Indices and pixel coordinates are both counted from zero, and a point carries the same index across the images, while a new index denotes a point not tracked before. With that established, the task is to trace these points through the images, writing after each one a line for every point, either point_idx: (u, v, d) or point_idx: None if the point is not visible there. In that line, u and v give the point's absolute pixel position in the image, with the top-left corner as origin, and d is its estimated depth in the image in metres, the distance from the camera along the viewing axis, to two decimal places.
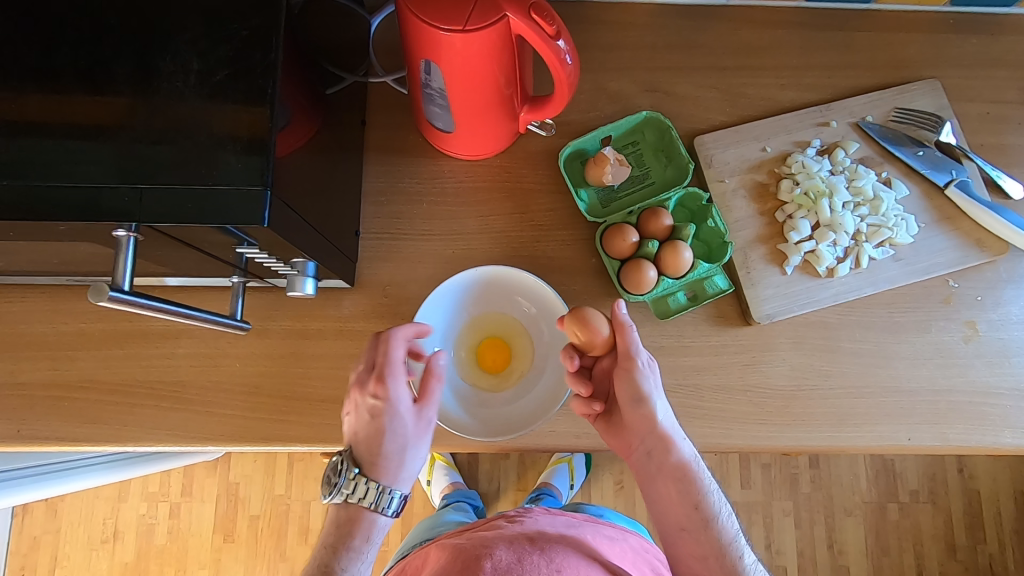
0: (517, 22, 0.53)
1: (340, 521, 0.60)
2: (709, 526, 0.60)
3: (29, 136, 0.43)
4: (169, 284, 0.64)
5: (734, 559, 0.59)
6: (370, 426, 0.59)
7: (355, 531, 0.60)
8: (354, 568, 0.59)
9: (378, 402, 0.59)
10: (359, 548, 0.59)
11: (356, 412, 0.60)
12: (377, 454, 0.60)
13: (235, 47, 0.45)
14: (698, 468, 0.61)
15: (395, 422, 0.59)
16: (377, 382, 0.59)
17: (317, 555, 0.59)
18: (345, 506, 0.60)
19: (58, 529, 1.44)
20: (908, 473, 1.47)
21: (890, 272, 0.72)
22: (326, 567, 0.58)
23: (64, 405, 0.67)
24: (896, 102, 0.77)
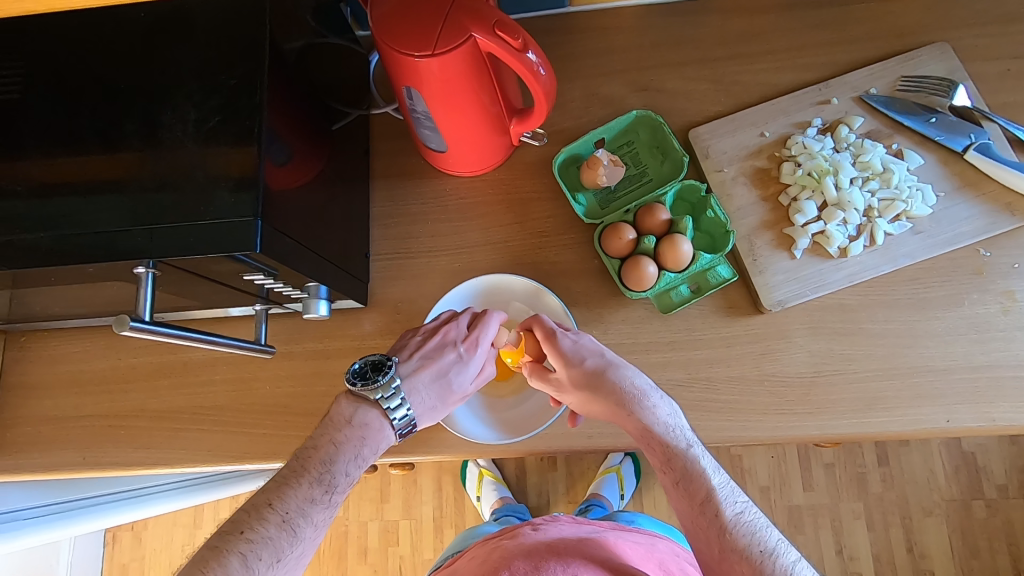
0: (483, 40, 0.56)
1: (352, 421, 0.59)
2: (688, 485, 0.55)
3: (61, 193, 0.50)
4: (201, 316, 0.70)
5: (718, 517, 0.53)
6: (434, 367, 0.64)
7: (367, 437, 0.59)
8: (356, 471, 0.58)
9: (463, 355, 0.65)
10: (365, 454, 0.59)
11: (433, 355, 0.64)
12: (423, 394, 0.63)
13: (225, 95, 0.51)
14: (665, 428, 0.58)
15: (458, 375, 0.64)
16: (471, 338, 0.65)
17: (320, 448, 0.58)
18: (361, 408, 0.60)
19: (143, 556, 1.56)
20: (992, 467, 1.36)
21: (910, 246, 0.69)
22: (329, 462, 0.57)
23: (121, 433, 0.75)
24: (902, 71, 0.74)
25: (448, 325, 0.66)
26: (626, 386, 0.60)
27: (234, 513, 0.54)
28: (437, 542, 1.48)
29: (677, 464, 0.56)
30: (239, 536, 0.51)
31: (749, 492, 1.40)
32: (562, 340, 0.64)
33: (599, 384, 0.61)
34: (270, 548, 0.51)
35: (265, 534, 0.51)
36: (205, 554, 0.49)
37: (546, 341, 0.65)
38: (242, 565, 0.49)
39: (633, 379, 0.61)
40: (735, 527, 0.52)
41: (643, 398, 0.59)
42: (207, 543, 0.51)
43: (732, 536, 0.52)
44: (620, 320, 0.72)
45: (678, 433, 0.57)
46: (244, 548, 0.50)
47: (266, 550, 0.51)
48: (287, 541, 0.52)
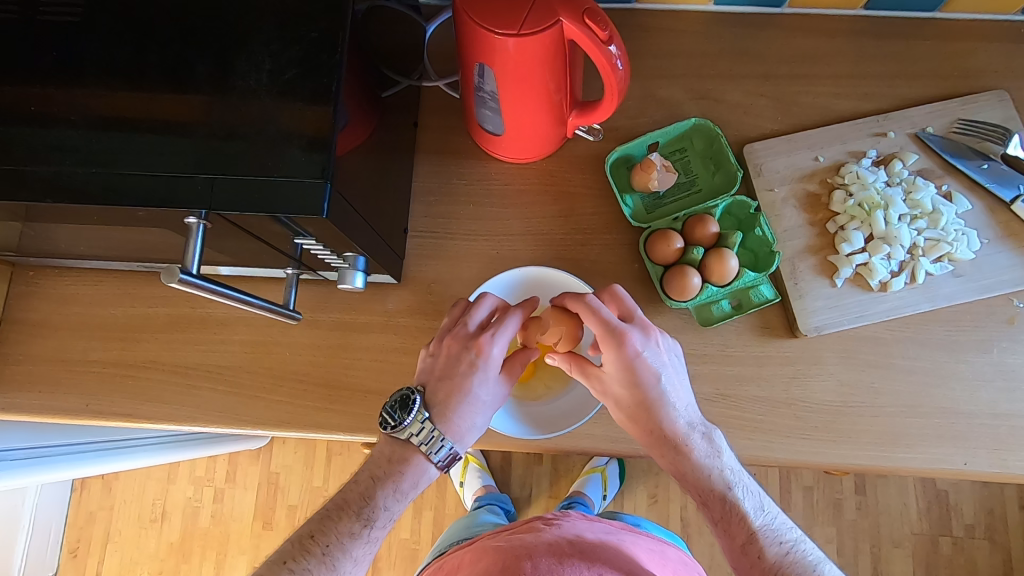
0: (570, 27, 0.54)
1: (391, 459, 0.62)
2: (732, 524, 0.60)
3: (119, 128, 0.47)
4: (229, 272, 0.68)
5: (762, 555, 0.59)
6: (454, 386, 0.62)
7: (406, 473, 0.61)
8: (395, 506, 0.61)
9: (480, 364, 0.62)
10: (404, 490, 0.62)
11: (449, 370, 0.62)
12: (453, 416, 0.62)
13: (303, 48, 0.48)
14: (712, 470, 0.61)
15: (481, 383, 0.62)
16: (483, 344, 0.62)
17: (361, 484, 0.61)
18: (402, 446, 0.62)
19: (111, 506, 1.52)
20: (963, 506, 1.39)
21: (949, 288, 0.70)
22: (369, 497, 0.60)
23: (130, 383, 0.72)
24: (960, 113, 0.75)
25: (459, 334, 0.63)
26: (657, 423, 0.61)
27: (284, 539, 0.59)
28: (415, 523, 1.48)
29: (721, 505, 0.61)
30: (283, 565, 0.56)
31: None
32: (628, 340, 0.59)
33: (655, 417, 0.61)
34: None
35: (306, 566, 0.56)
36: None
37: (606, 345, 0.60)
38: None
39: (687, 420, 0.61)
40: (780, 566, 0.58)
41: (686, 440, 0.61)
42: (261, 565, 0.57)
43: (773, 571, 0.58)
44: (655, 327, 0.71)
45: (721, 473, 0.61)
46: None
47: None
48: (325, 574, 0.57)
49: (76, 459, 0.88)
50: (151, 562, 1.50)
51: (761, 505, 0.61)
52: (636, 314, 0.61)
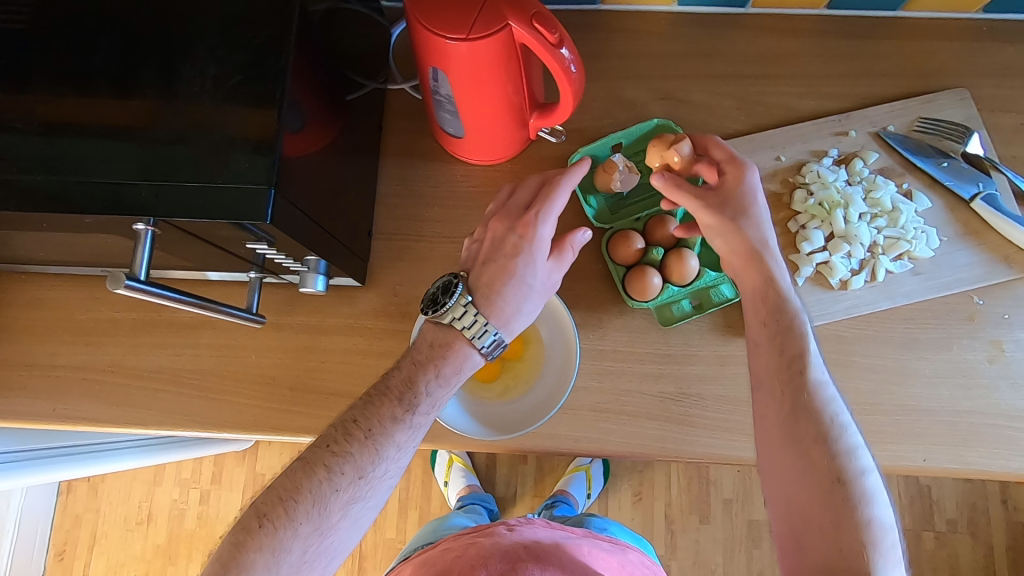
0: (519, 30, 0.54)
1: (435, 346, 0.59)
2: (811, 421, 0.53)
3: (65, 135, 0.47)
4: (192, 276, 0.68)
5: (846, 487, 0.51)
6: (500, 269, 0.60)
7: (450, 359, 0.59)
8: (438, 392, 0.58)
9: (526, 246, 0.60)
10: (448, 380, 0.59)
11: (496, 251, 0.61)
12: (495, 302, 0.60)
13: (250, 54, 0.48)
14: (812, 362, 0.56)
15: (525, 266, 0.60)
16: (529, 226, 0.60)
17: (406, 372, 0.58)
18: (448, 333, 0.59)
19: (98, 509, 1.52)
20: (945, 501, 1.40)
21: (908, 286, 0.70)
22: (413, 383, 0.58)
23: (96, 387, 0.72)
24: (921, 111, 0.75)
25: (507, 219, 0.62)
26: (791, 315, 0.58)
27: (330, 428, 0.57)
28: (400, 523, 1.48)
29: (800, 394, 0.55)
30: (327, 453, 0.54)
31: (712, 503, 1.43)
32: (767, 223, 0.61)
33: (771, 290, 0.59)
34: (353, 464, 0.54)
35: (351, 450, 0.55)
36: (299, 466, 0.54)
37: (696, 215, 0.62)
38: (328, 481, 0.54)
39: (804, 343, 0.57)
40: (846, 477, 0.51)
41: (800, 332, 0.57)
42: (306, 452, 0.55)
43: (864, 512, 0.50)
44: (618, 328, 0.72)
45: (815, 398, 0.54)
46: (330, 463, 0.54)
47: (348, 464, 0.54)
48: (369, 461, 0.55)
49: (48, 464, 0.88)
50: (138, 564, 1.50)
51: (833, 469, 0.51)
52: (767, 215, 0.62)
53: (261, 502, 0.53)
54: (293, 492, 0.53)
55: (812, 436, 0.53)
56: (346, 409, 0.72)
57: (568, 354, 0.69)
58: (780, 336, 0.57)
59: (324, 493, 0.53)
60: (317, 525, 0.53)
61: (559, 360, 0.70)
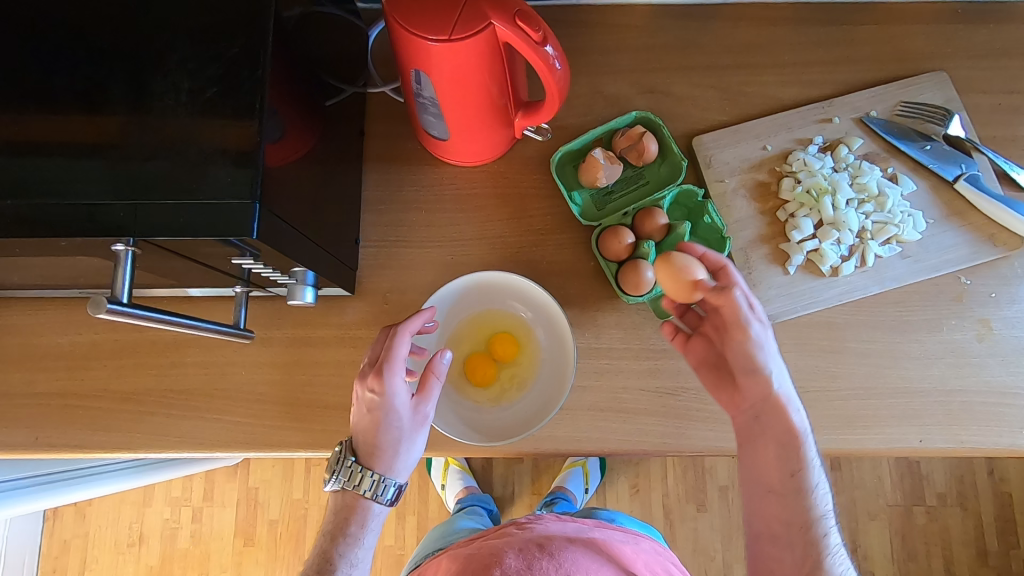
0: (502, 29, 0.53)
1: (336, 510, 0.63)
2: (788, 476, 0.58)
3: (31, 157, 0.45)
4: (173, 294, 0.66)
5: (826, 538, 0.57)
6: (367, 424, 0.60)
7: (352, 518, 0.62)
8: (354, 552, 0.61)
9: (383, 401, 0.59)
10: (357, 534, 0.62)
11: (361, 405, 0.60)
12: (376, 452, 0.61)
13: (224, 64, 0.47)
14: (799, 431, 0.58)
15: (389, 418, 0.59)
16: (377, 379, 0.58)
17: (322, 543, 0.62)
18: (345, 497, 0.62)
19: (86, 533, 1.49)
20: (934, 476, 1.43)
21: (897, 269, 0.71)
22: (327, 556, 0.61)
23: (79, 413, 0.70)
24: (902, 95, 0.76)
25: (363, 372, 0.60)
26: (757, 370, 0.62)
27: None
28: (399, 530, 1.47)
29: (787, 451, 0.58)
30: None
31: (709, 490, 1.44)
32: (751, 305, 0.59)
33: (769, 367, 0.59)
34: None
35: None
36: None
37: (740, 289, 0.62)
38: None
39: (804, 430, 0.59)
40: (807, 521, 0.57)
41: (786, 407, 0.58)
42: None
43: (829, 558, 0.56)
44: (613, 325, 0.71)
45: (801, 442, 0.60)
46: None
47: None
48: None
49: (19, 497, 0.84)
50: None
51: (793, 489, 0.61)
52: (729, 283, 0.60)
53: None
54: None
55: (778, 491, 0.58)
56: (342, 421, 0.70)
57: (565, 354, 0.69)
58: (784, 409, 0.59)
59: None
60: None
61: (555, 361, 0.70)
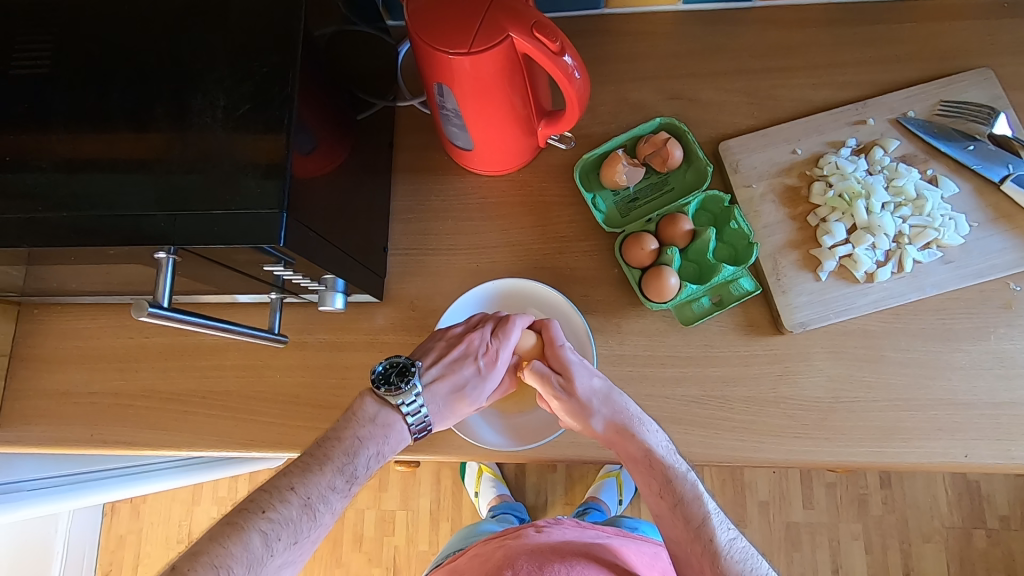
0: (520, 41, 0.55)
1: (376, 419, 0.62)
2: (683, 512, 0.57)
3: (86, 172, 0.49)
4: (243, 300, 0.70)
5: (712, 543, 0.56)
6: (454, 378, 0.65)
7: (389, 436, 0.62)
8: (374, 465, 0.61)
9: (485, 371, 0.66)
10: (383, 450, 0.62)
11: (459, 364, 0.66)
12: (437, 401, 0.65)
13: (257, 82, 0.50)
14: (665, 457, 0.60)
15: (474, 389, 0.66)
16: (492, 351, 0.67)
17: (344, 439, 0.60)
18: (382, 408, 0.62)
19: (140, 529, 1.56)
20: (996, 497, 1.34)
21: (939, 275, 0.68)
22: (352, 455, 0.60)
23: (130, 412, 0.75)
24: (942, 95, 0.73)
25: (481, 336, 0.67)
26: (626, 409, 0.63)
27: (255, 491, 0.56)
28: (432, 535, 1.48)
29: (669, 491, 0.59)
30: (260, 515, 0.53)
31: (748, 506, 1.38)
32: (566, 352, 0.65)
33: (596, 405, 0.62)
34: (289, 527, 0.54)
35: (285, 517, 0.54)
36: (227, 530, 0.52)
37: (553, 346, 0.66)
38: (264, 544, 0.53)
39: (676, 465, 0.60)
40: (698, 536, 0.56)
41: (636, 434, 0.61)
42: (221, 519, 0.53)
43: (724, 562, 0.55)
44: (637, 332, 0.71)
45: (674, 460, 0.60)
46: (265, 527, 0.53)
47: (286, 530, 0.54)
48: (306, 523, 0.56)
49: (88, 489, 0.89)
50: None
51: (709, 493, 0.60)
52: (559, 342, 0.66)
53: (173, 563, 0.50)
54: (218, 557, 0.50)
55: (674, 515, 0.58)
56: None
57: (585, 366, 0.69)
58: (614, 435, 0.62)
59: (260, 555, 0.52)
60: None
61: None
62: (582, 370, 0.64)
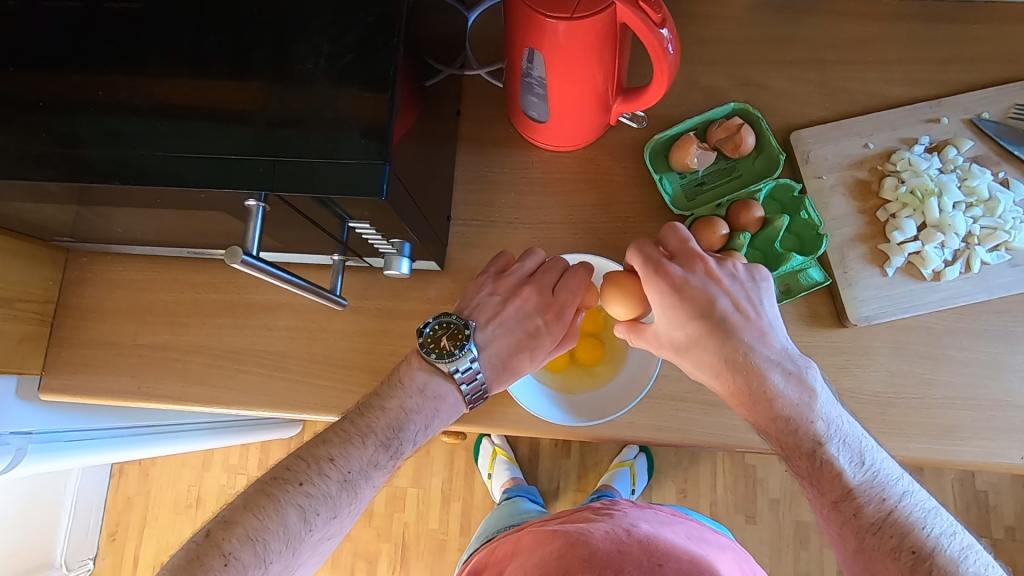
0: (623, 9, 0.54)
1: (425, 391, 0.62)
2: (825, 476, 0.53)
3: (182, 112, 0.48)
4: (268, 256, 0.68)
5: (862, 518, 0.51)
6: (515, 338, 0.66)
7: (439, 408, 0.63)
8: (420, 439, 0.62)
9: (548, 330, 0.67)
10: (432, 423, 0.63)
11: (515, 324, 0.66)
12: (499, 363, 0.66)
13: (362, 32, 0.49)
14: (805, 411, 0.54)
15: (538, 349, 0.67)
16: (553, 310, 0.67)
17: (389, 411, 0.61)
18: (432, 379, 0.63)
19: (148, 492, 1.54)
20: (1002, 507, 1.35)
21: (1006, 278, 0.68)
22: (396, 429, 0.60)
23: (180, 367, 0.74)
24: (1017, 98, 0.72)
25: (538, 292, 0.67)
26: (746, 352, 0.56)
27: (292, 461, 0.58)
28: (443, 514, 1.48)
29: (809, 455, 0.54)
30: (298, 488, 0.55)
31: (759, 502, 1.39)
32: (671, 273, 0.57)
33: (717, 339, 0.56)
34: (328, 502, 0.56)
35: (324, 490, 0.56)
36: (263, 500, 0.54)
37: (648, 277, 0.58)
38: (302, 519, 0.55)
39: (818, 425, 0.54)
40: (846, 505, 0.52)
41: (763, 377, 0.55)
42: (256, 486, 0.56)
43: (875, 538, 0.50)
44: None
45: (812, 422, 0.54)
46: (303, 501, 0.55)
47: (325, 504, 0.56)
48: (345, 498, 0.57)
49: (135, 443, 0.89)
50: None
51: (863, 458, 0.53)
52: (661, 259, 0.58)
53: (208, 533, 0.52)
54: (253, 530, 0.53)
55: (813, 478, 0.53)
56: None
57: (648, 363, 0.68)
58: (738, 377, 0.56)
59: (299, 528, 0.54)
60: (289, 562, 0.54)
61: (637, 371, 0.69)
62: (695, 294, 0.57)
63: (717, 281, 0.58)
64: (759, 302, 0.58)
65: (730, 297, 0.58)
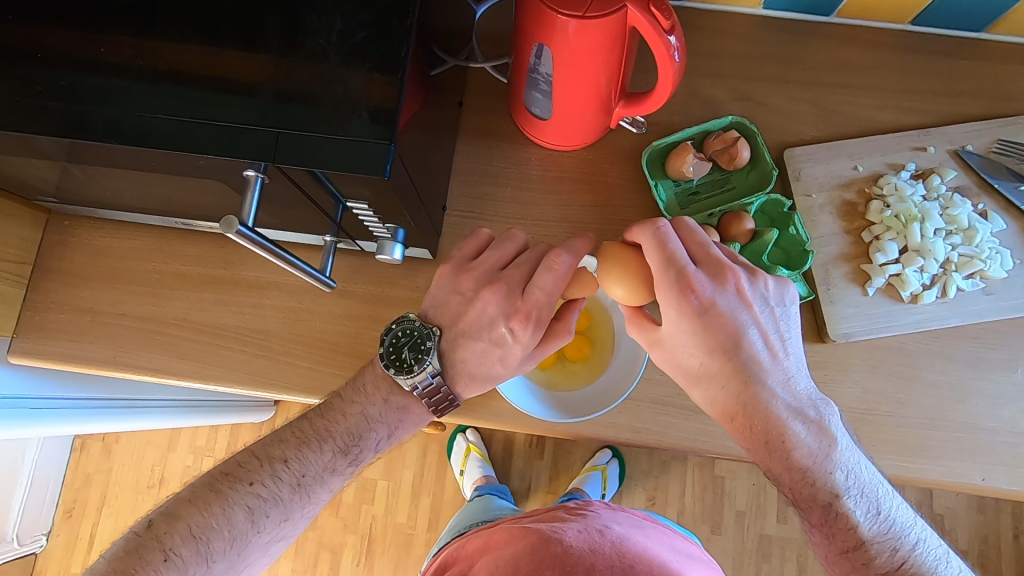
0: (634, 13, 0.54)
1: (389, 400, 0.64)
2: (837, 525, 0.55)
3: (187, 76, 0.47)
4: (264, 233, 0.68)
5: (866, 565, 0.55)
6: (478, 344, 0.62)
7: (406, 419, 0.64)
8: (379, 447, 0.64)
9: (515, 335, 0.60)
10: (394, 432, 0.64)
11: (479, 327, 0.61)
12: (463, 370, 0.64)
13: (376, 11, 0.48)
14: (825, 461, 0.55)
15: (509, 354, 0.61)
16: (519, 314, 0.59)
17: (349, 418, 0.63)
18: (392, 391, 0.63)
19: (109, 470, 1.50)
20: (957, 532, 1.38)
21: (979, 305, 0.70)
22: (354, 438, 0.62)
23: (158, 339, 0.72)
24: (1001, 133, 0.75)
25: (500, 293, 0.60)
26: (768, 394, 0.54)
27: (247, 457, 0.61)
28: (412, 508, 1.47)
29: (824, 506, 0.55)
30: (248, 488, 0.59)
31: (725, 514, 1.41)
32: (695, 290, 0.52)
33: (737, 374, 0.54)
34: (279, 504, 0.60)
35: (274, 492, 0.60)
36: (212, 496, 0.58)
37: (670, 292, 0.52)
38: (251, 517, 0.58)
39: (837, 477, 0.55)
40: (853, 553, 0.55)
41: (785, 423, 0.55)
42: (206, 481, 0.59)
43: None
44: None
45: (833, 474, 0.55)
46: (253, 502, 0.59)
47: (275, 506, 0.59)
48: (296, 501, 0.60)
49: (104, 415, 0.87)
50: None
51: (879, 510, 0.56)
52: (688, 270, 0.52)
53: (150, 526, 0.56)
54: (199, 528, 0.57)
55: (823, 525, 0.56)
56: None
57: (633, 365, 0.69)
58: (760, 422, 0.55)
59: (248, 527, 0.58)
60: (236, 557, 0.58)
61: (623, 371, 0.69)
62: (718, 318, 0.53)
63: (748, 309, 0.54)
64: (785, 336, 0.56)
65: (755, 330, 0.54)
